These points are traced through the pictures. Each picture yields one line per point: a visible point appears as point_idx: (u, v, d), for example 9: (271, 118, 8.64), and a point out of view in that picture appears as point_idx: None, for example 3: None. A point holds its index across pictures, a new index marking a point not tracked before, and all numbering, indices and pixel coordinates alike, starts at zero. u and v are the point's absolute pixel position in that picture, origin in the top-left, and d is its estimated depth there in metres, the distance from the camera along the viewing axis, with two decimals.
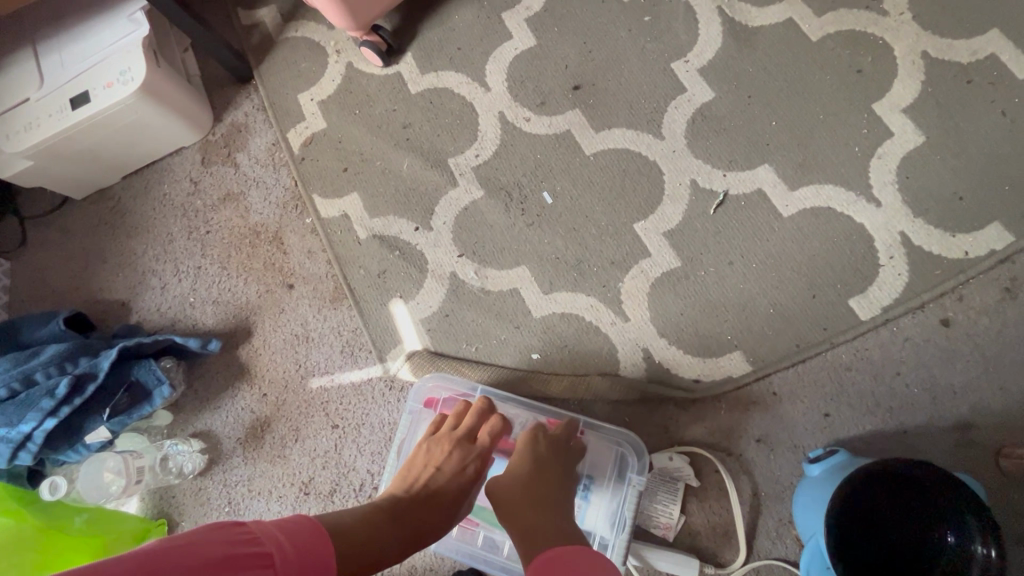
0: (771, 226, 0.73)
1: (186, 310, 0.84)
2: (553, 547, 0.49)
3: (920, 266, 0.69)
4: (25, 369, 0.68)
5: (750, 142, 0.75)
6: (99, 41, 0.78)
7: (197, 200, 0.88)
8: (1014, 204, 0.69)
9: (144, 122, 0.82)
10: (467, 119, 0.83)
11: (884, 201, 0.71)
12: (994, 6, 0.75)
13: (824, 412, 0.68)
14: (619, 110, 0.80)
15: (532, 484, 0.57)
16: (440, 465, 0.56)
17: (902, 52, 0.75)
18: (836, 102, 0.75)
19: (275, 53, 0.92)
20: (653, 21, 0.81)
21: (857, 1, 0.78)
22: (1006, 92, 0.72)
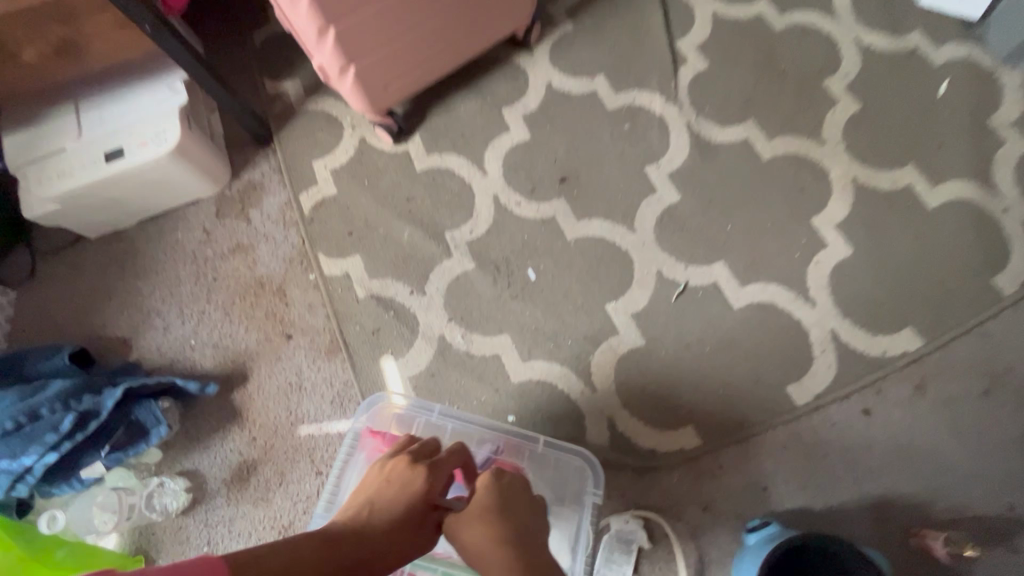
0: (724, 316, 0.84)
1: (186, 352, 0.89)
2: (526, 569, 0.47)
3: (846, 361, 0.80)
4: (32, 403, 0.72)
5: (708, 242, 0.87)
6: (137, 104, 0.86)
7: (208, 249, 0.95)
8: (923, 313, 0.82)
9: (170, 177, 0.90)
10: (464, 198, 0.93)
11: (819, 302, 0.83)
12: (911, 145, 0.90)
13: (763, 486, 0.77)
14: (599, 203, 0.91)
15: (508, 501, 0.54)
16: (391, 480, 0.54)
17: (837, 176, 0.89)
18: (781, 214, 0.88)
19: (295, 122, 1.02)
20: (632, 129, 0.95)
21: (800, 130, 0.92)
22: (919, 217, 0.86)
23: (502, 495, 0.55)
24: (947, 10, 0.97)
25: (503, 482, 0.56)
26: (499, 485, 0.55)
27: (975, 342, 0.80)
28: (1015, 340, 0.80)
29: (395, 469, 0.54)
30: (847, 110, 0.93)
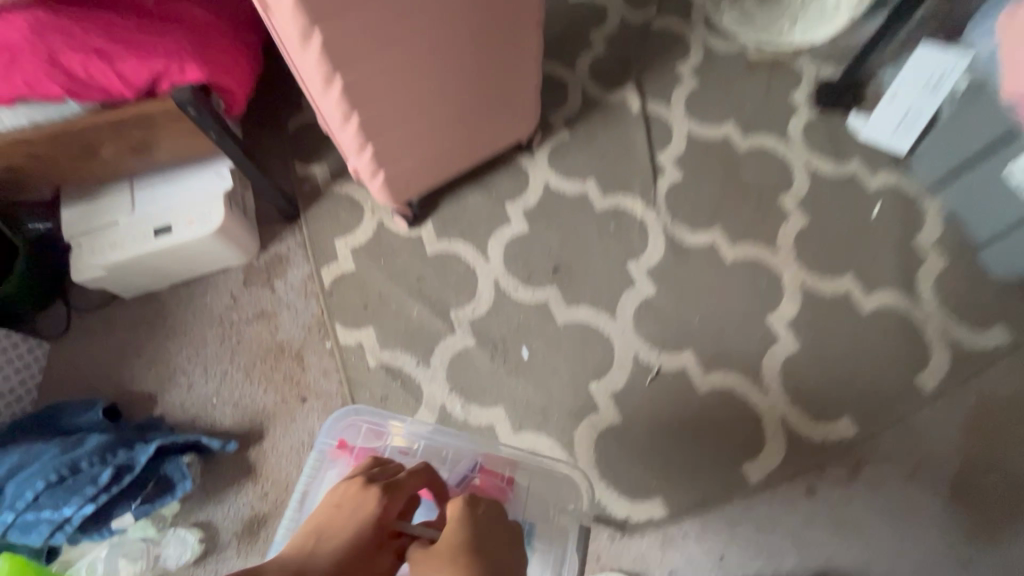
0: (691, 400, 0.97)
1: (207, 409, 0.98)
2: None
3: (793, 445, 0.93)
4: (73, 457, 0.79)
5: (679, 332, 1.01)
6: (187, 186, 0.98)
7: (234, 313, 1.05)
8: (858, 404, 0.96)
9: (208, 250, 1.01)
10: (469, 281, 1.06)
11: (771, 391, 0.97)
12: (849, 257, 1.07)
13: (720, 555, 0.88)
14: (586, 292, 1.05)
15: (481, 539, 0.54)
16: (342, 503, 0.55)
17: (788, 280, 1.05)
18: (741, 311, 1.03)
19: (321, 202, 1.14)
20: (617, 228, 1.10)
21: (758, 238, 1.09)
22: (855, 320, 1.02)
23: (477, 531, 0.54)
24: (883, 147, 1.16)
25: (479, 514, 0.55)
26: (475, 518, 0.55)
27: (901, 433, 0.94)
28: (934, 432, 0.94)
29: (351, 499, 0.55)
30: (797, 224, 1.10)
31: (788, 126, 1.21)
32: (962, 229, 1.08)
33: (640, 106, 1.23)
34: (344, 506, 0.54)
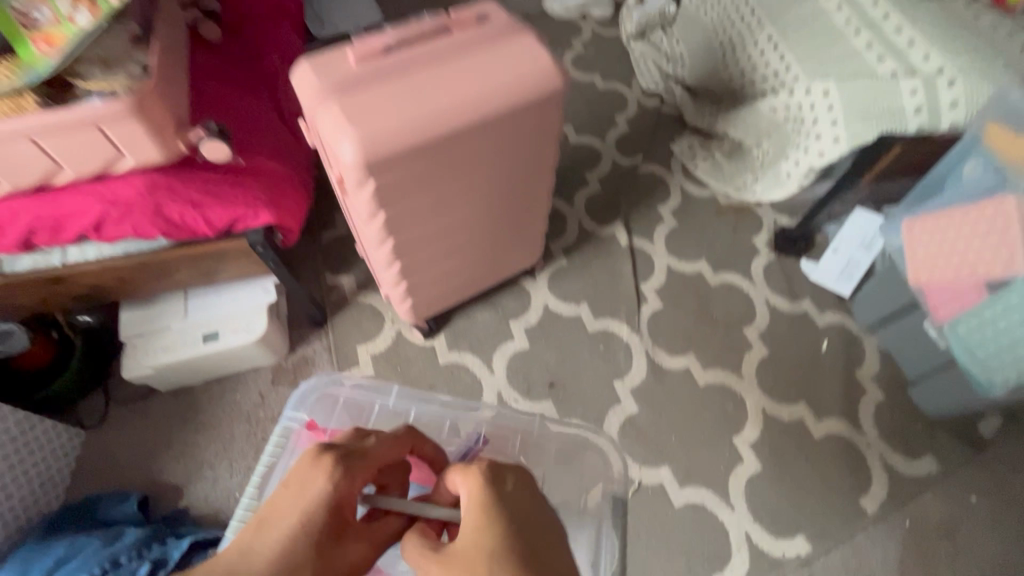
0: (666, 513, 1.10)
1: (231, 503, 1.07)
2: None
3: (754, 559, 1.07)
4: (113, 552, 0.87)
5: (657, 449, 1.16)
6: (235, 297, 1.12)
7: (261, 411, 1.16)
8: (811, 523, 1.10)
9: (247, 355, 1.13)
10: (475, 392, 1.20)
11: (736, 507, 1.11)
12: (803, 387, 1.24)
13: None
14: (578, 407, 1.20)
15: (507, 519, 0.49)
16: (290, 486, 0.52)
17: (751, 405, 1.21)
18: (711, 431, 1.18)
19: (347, 309, 1.29)
20: (606, 349, 1.27)
21: (726, 365, 1.26)
22: (808, 444, 1.18)
23: (501, 513, 0.50)
24: (829, 287, 1.37)
25: (499, 494, 0.51)
26: (497, 500, 0.50)
27: (847, 552, 1.08)
28: (874, 551, 1.08)
29: (295, 487, 0.52)
30: (758, 354, 1.28)
31: (751, 265, 1.42)
32: (896, 367, 1.27)
33: (627, 240, 1.44)
34: (291, 491, 0.52)
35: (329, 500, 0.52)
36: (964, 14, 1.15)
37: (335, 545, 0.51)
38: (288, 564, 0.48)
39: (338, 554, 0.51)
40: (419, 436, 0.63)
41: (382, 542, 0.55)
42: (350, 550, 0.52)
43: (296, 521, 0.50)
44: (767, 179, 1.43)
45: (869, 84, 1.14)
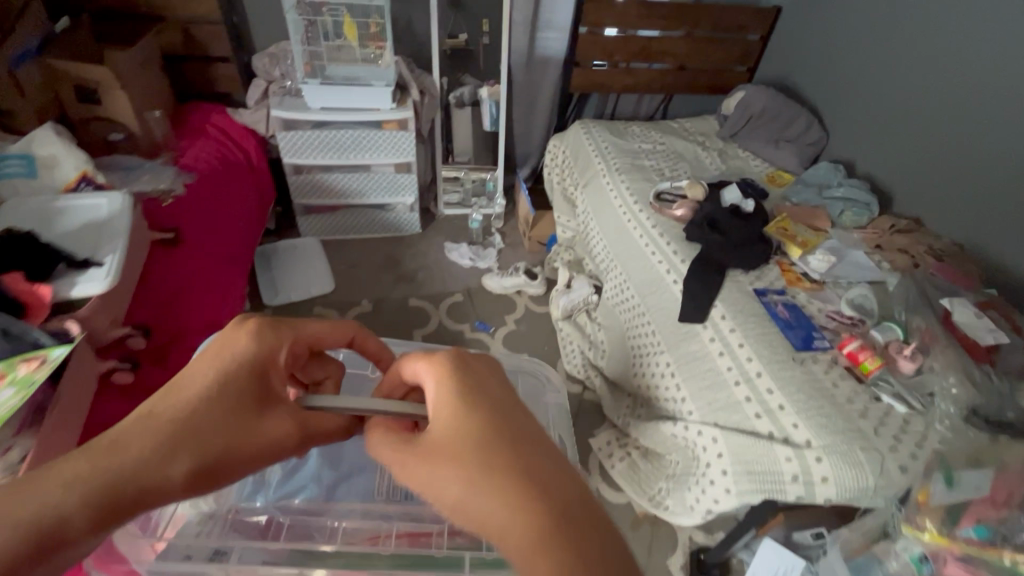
0: None
1: None
2: (503, 451, 0.48)
3: None
4: None
5: None
6: None
7: None
8: None
9: None
10: None
11: None
12: None
13: None
14: None
15: (473, 387, 0.54)
16: (228, 347, 0.54)
17: None
18: None
19: None
20: None
21: None
22: None
23: (469, 384, 0.55)
24: None
25: (459, 367, 0.57)
26: (462, 373, 0.56)
27: None
28: None
29: (219, 347, 0.54)
30: None
31: None
32: None
33: None
34: (213, 353, 0.54)
35: (252, 360, 0.54)
36: (823, 380, 1.28)
37: (254, 409, 0.52)
38: (217, 407, 0.50)
39: (262, 421, 0.53)
40: (363, 332, 0.72)
41: (316, 429, 0.57)
42: (275, 416, 0.54)
43: (215, 378, 0.52)
44: (676, 493, 1.43)
45: (752, 442, 1.23)
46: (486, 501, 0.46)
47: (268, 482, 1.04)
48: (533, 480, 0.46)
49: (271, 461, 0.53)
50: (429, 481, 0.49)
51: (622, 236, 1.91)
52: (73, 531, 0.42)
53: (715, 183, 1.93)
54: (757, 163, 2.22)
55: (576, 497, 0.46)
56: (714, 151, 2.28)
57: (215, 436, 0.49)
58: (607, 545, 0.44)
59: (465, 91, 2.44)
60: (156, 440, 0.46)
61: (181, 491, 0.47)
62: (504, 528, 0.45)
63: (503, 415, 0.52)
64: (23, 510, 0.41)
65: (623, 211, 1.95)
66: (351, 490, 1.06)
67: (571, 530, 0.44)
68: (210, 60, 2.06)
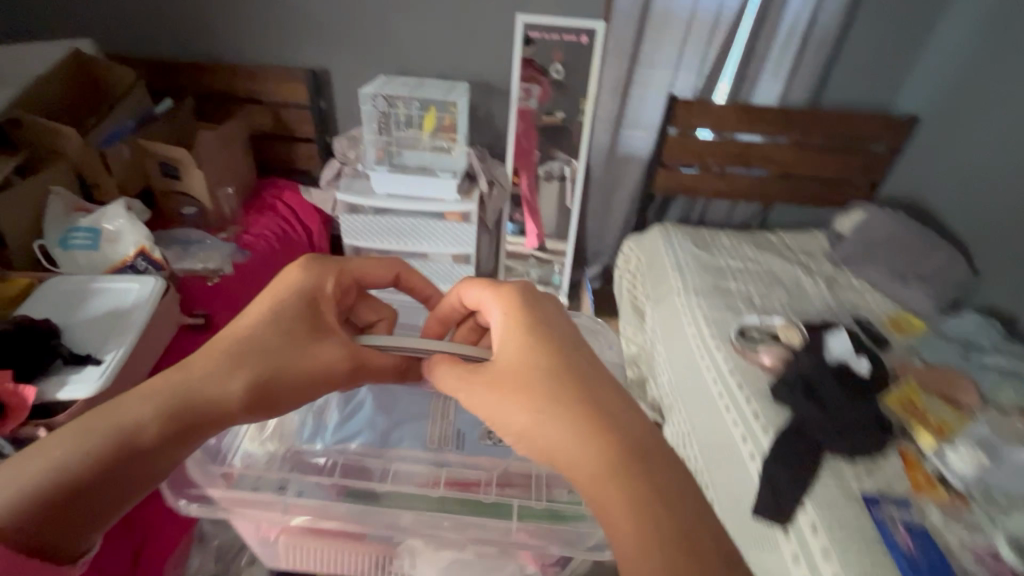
0: None
1: None
2: (564, 379, 0.60)
3: None
4: None
5: None
6: None
7: None
8: None
9: None
10: None
11: None
12: None
13: None
14: None
15: (527, 317, 0.66)
16: (294, 283, 0.70)
17: None
18: None
19: None
20: None
21: None
22: None
23: (524, 316, 0.66)
24: None
25: (516, 299, 0.68)
26: (517, 304, 0.67)
27: None
28: None
29: (271, 292, 0.69)
30: None
31: None
32: None
33: None
34: (268, 295, 0.69)
35: (300, 295, 0.70)
36: None
37: (307, 338, 0.67)
38: (276, 332, 0.66)
39: (309, 348, 0.66)
40: (406, 268, 0.82)
41: (363, 356, 0.69)
42: (324, 342, 0.67)
43: (266, 315, 0.67)
44: None
45: None
46: (554, 428, 0.57)
47: (325, 425, 0.92)
48: (595, 414, 0.57)
49: (317, 386, 0.66)
50: (498, 408, 0.62)
51: (691, 375, 1.59)
52: (167, 432, 0.55)
53: (817, 325, 1.56)
54: (877, 298, 1.81)
55: (632, 425, 0.56)
56: (819, 276, 1.91)
57: (271, 357, 0.64)
58: (638, 444, 0.54)
59: (554, 165, 2.21)
60: (217, 360, 0.61)
61: (239, 400, 0.60)
62: (559, 443, 0.56)
63: (554, 336, 0.64)
64: (118, 419, 0.54)
65: (695, 343, 1.63)
66: (411, 434, 0.93)
67: (610, 427, 0.56)
68: (292, 141, 2.13)
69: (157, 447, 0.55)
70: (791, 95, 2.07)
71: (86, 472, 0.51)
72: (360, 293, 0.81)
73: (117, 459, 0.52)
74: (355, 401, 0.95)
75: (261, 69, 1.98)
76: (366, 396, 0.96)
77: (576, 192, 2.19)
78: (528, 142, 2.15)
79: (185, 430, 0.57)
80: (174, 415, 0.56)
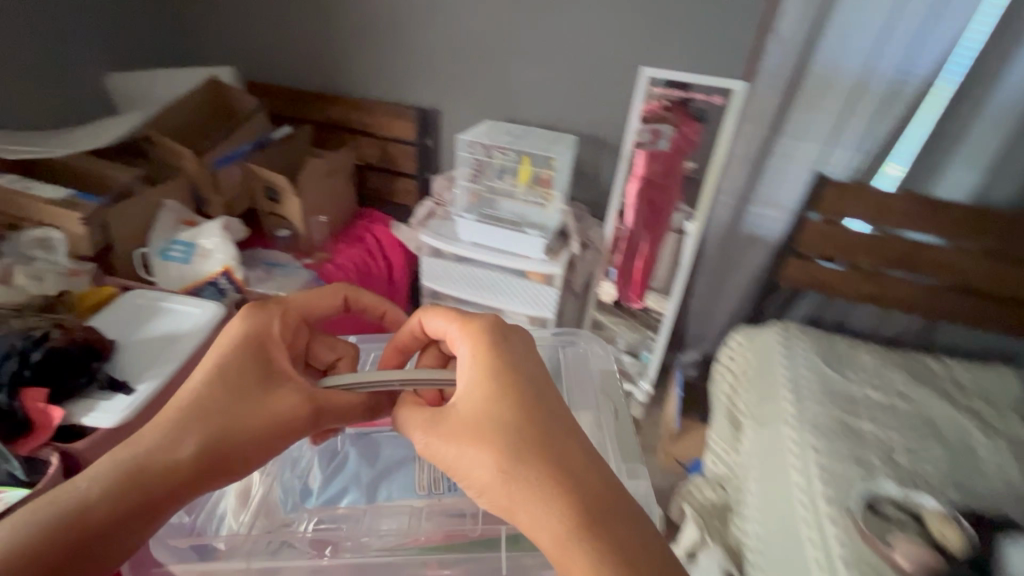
0: None
1: None
2: (523, 433, 0.62)
3: None
4: None
5: None
6: None
7: None
8: None
9: None
10: None
11: None
12: None
13: None
14: None
15: (487, 359, 0.68)
16: (235, 334, 0.70)
17: None
18: None
19: None
20: None
21: None
22: None
23: (485, 356, 0.68)
24: None
25: (484, 334, 0.70)
26: (483, 339, 0.69)
27: None
28: None
29: (214, 346, 0.70)
30: None
31: None
32: None
33: None
34: (212, 350, 0.69)
35: (246, 345, 0.69)
36: None
37: (257, 391, 0.67)
38: (223, 386, 0.66)
39: (261, 399, 0.66)
40: (352, 290, 0.84)
41: (320, 399, 0.69)
42: (278, 393, 0.68)
43: (211, 368, 0.67)
44: None
45: None
46: (523, 484, 0.60)
47: (311, 489, 0.86)
48: (556, 471, 0.60)
49: (273, 436, 0.66)
50: (459, 457, 0.63)
51: (791, 540, 1.24)
52: (122, 507, 0.57)
53: (972, 513, 1.19)
54: None
55: (591, 482, 0.60)
56: (1003, 439, 1.41)
57: (221, 415, 0.64)
58: (598, 497, 0.59)
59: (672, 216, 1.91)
60: (165, 425, 0.62)
61: (187, 466, 0.61)
62: (529, 504, 0.59)
63: (520, 378, 0.67)
64: (71, 496, 0.56)
65: (799, 495, 1.29)
66: (397, 482, 0.86)
67: (570, 482, 0.59)
68: (394, 175, 2.13)
69: (112, 518, 0.57)
70: (990, 193, 1.59)
71: (40, 557, 0.53)
72: (313, 329, 0.82)
73: (75, 534, 0.55)
74: (339, 455, 0.90)
75: (375, 105, 2.01)
76: (347, 450, 0.90)
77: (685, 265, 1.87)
78: (669, 165, 1.78)
79: (144, 498, 0.58)
80: (127, 492, 0.58)
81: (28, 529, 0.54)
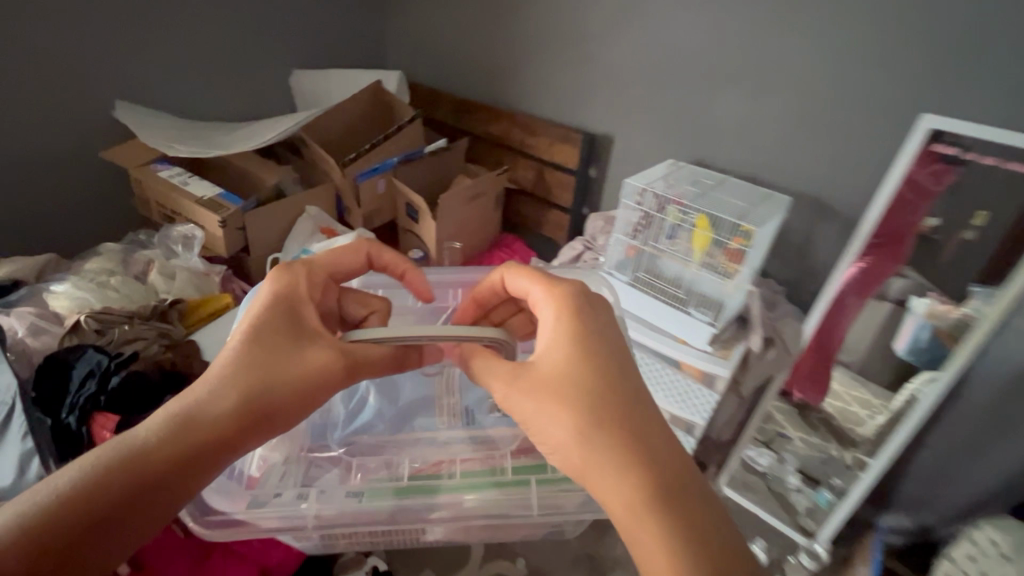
0: None
1: None
2: (599, 399, 0.60)
3: None
4: None
5: None
6: None
7: None
8: None
9: None
10: None
11: None
12: None
13: None
14: None
15: (565, 329, 0.65)
16: (270, 296, 0.69)
17: None
18: None
19: None
20: None
21: None
22: None
23: (562, 325, 0.66)
24: None
25: (569, 302, 0.68)
26: (566, 303, 0.68)
27: None
28: None
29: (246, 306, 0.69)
30: None
31: None
32: None
33: None
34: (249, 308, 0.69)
35: (277, 304, 0.68)
36: None
37: (287, 346, 0.66)
38: (260, 342, 0.66)
39: (293, 354, 0.66)
40: (373, 244, 0.81)
41: (353, 355, 0.69)
42: (311, 350, 0.67)
43: (247, 329, 0.66)
44: None
45: None
46: (592, 443, 0.58)
47: (335, 420, 0.94)
48: (625, 435, 0.58)
49: (309, 388, 0.66)
50: (536, 415, 0.62)
51: None
52: (173, 457, 0.59)
53: None
54: None
55: (665, 450, 0.58)
56: None
57: (261, 368, 0.64)
58: (664, 460, 0.57)
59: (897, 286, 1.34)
60: (211, 381, 0.63)
61: (235, 415, 0.62)
62: (597, 466, 0.58)
63: (600, 348, 0.64)
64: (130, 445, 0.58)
65: None
66: (421, 416, 0.97)
67: (635, 441, 0.58)
68: (548, 207, 1.85)
69: (170, 465, 0.58)
70: None
71: (104, 502, 0.55)
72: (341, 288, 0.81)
73: (140, 478, 0.57)
74: (359, 391, 0.96)
75: (539, 123, 1.74)
76: (369, 390, 0.96)
77: (913, 384, 1.33)
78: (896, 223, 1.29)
79: (197, 445, 0.60)
80: (181, 441, 0.59)
81: (91, 474, 0.56)
